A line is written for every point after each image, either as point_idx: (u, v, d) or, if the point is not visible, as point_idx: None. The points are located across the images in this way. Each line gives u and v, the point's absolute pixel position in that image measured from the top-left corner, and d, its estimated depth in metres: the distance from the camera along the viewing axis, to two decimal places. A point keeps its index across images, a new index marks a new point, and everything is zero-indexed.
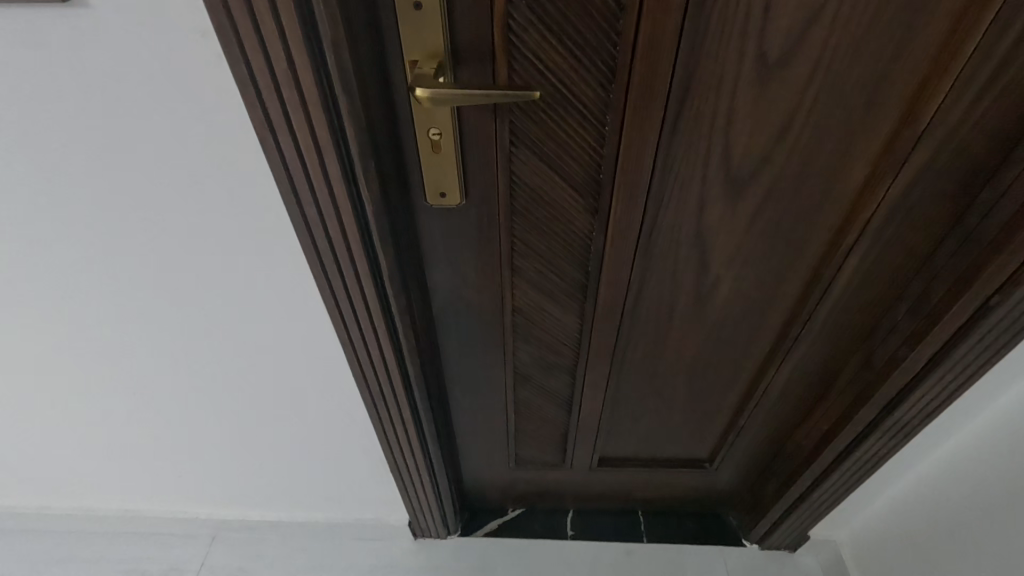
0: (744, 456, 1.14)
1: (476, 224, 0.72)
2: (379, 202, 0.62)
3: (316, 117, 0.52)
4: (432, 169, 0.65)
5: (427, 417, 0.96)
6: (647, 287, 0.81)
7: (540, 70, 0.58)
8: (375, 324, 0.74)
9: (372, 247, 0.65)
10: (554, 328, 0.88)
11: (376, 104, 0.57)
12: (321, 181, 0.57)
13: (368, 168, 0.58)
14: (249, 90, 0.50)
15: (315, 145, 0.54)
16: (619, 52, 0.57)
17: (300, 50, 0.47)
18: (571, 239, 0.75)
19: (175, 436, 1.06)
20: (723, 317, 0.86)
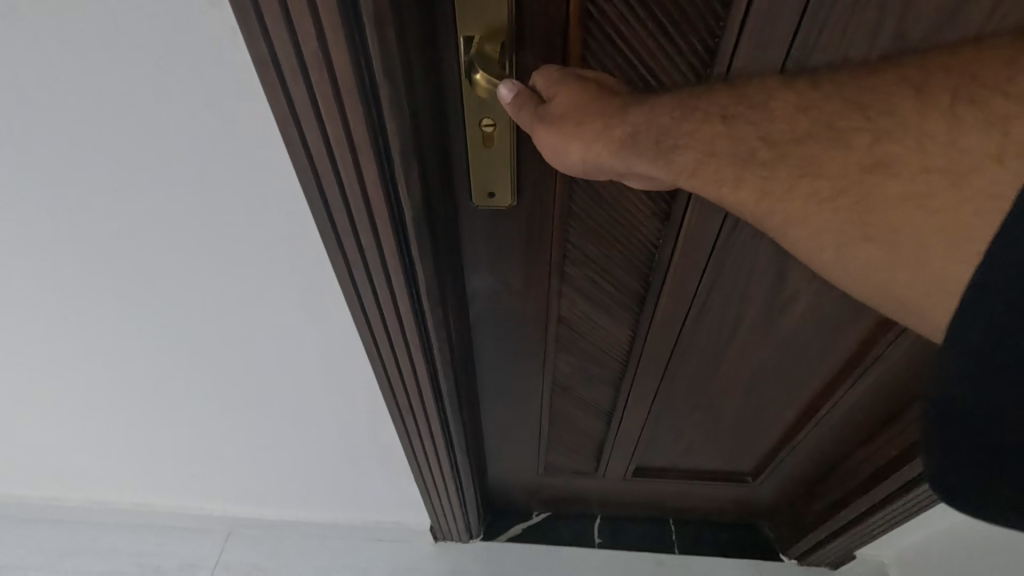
0: (790, 473, 1.07)
1: (526, 227, 0.63)
2: (423, 209, 0.51)
3: (352, 112, 0.41)
4: (481, 165, 0.55)
5: (461, 436, 0.88)
6: (713, 300, 0.71)
7: (623, 59, 0.48)
8: (410, 344, 0.64)
9: (410, 261, 0.55)
10: (601, 340, 0.80)
11: (424, 96, 0.47)
12: (356, 183, 0.46)
13: (411, 170, 0.47)
14: (269, 74, 0.39)
15: (350, 144, 0.43)
16: (725, 32, 0.45)
17: (336, 27, 0.36)
18: (635, 247, 0.65)
19: (191, 436, 1.01)
20: (793, 335, 0.77)
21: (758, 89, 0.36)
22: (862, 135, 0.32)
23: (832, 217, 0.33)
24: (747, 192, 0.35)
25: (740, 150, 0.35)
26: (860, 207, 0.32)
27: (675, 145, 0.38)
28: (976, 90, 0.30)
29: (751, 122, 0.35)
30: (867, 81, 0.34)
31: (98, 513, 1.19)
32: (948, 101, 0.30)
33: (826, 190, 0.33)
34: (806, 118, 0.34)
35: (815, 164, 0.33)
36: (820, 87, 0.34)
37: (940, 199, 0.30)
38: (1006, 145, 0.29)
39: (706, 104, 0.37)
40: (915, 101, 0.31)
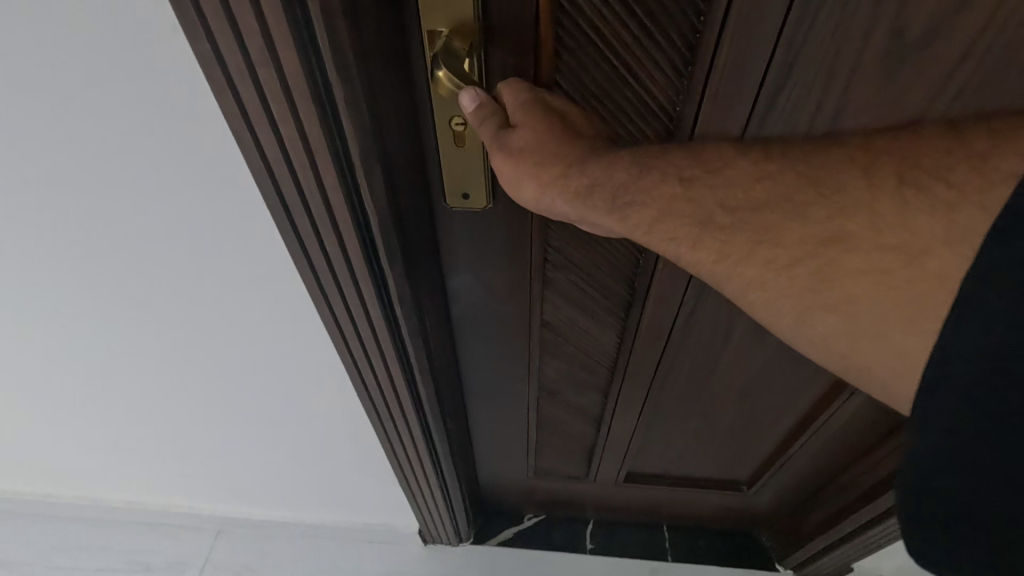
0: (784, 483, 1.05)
1: (505, 230, 0.60)
2: (390, 215, 0.49)
3: (306, 115, 0.39)
4: (455, 165, 0.53)
5: (446, 442, 0.86)
6: (702, 305, 0.68)
7: (599, 56, 0.45)
8: (383, 350, 0.62)
9: (379, 268, 0.52)
10: (588, 345, 0.77)
11: (388, 93, 0.44)
12: (315, 189, 0.44)
13: (376, 176, 0.45)
14: (216, 73, 0.36)
15: (305, 143, 0.41)
16: (704, 22, 0.42)
17: (279, 20, 0.33)
18: (619, 252, 0.62)
19: (177, 436, 1.00)
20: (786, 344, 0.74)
21: (712, 152, 0.37)
22: (819, 210, 0.33)
23: (794, 287, 0.34)
24: (705, 253, 0.36)
25: (698, 213, 0.36)
26: (822, 278, 0.33)
27: (631, 202, 0.38)
28: (922, 177, 0.31)
29: (708, 188, 0.36)
30: (815, 157, 0.34)
31: (89, 509, 1.19)
32: (894, 184, 0.31)
33: (782, 261, 0.34)
34: (761, 188, 0.35)
35: (771, 233, 0.34)
36: (774, 159, 0.35)
37: (900, 276, 0.32)
38: (952, 231, 0.30)
39: (663, 164, 0.38)
40: (862, 181, 0.32)
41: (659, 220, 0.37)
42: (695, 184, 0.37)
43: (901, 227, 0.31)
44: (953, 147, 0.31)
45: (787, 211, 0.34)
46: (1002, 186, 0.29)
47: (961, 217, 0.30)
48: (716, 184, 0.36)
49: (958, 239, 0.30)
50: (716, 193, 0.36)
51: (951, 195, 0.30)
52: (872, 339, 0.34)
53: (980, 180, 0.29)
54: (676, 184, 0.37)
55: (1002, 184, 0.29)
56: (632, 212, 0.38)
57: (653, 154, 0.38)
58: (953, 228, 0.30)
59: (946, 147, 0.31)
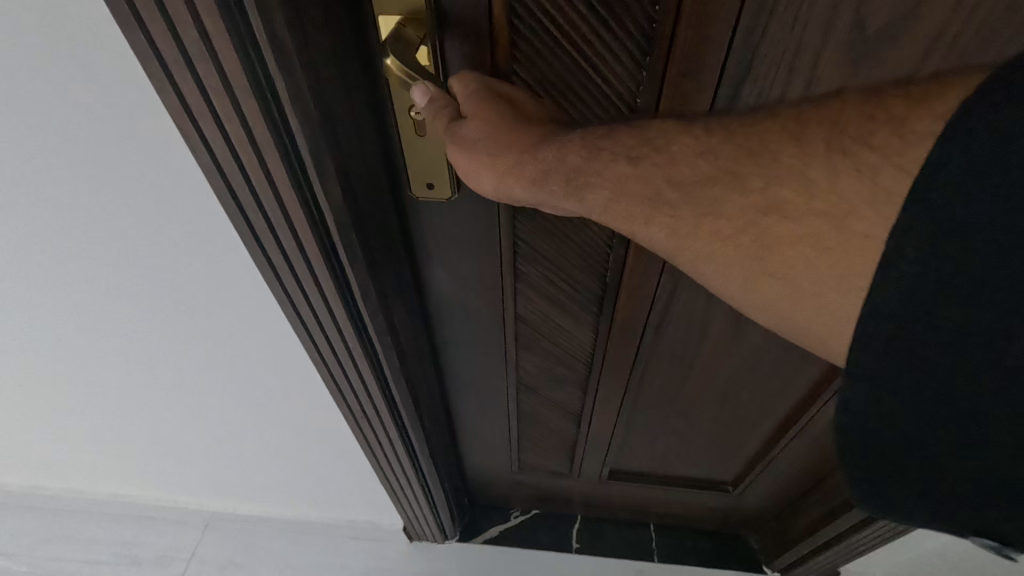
0: (770, 485, 1.03)
1: (473, 224, 0.60)
2: (348, 214, 0.48)
3: (250, 111, 0.38)
4: (418, 156, 0.52)
5: (423, 440, 0.85)
6: (677, 301, 0.67)
7: (556, 44, 0.44)
8: (350, 349, 0.61)
9: (340, 268, 0.52)
10: (564, 341, 0.77)
11: (340, 88, 0.43)
12: (267, 187, 0.43)
13: (328, 175, 0.44)
14: (153, 66, 0.35)
15: (251, 141, 0.40)
16: (660, 15, 0.41)
17: (212, 11, 0.32)
18: (588, 246, 0.62)
19: (156, 438, 0.99)
20: (765, 344, 0.73)
21: (655, 131, 0.36)
22: (755, 179, 0.32)
23: (740, 265, 0.33)
24: (657, 228, 0.36)
25: (649, 189, 0.36)
26: (768, 240, 0.32)
27: (586, 183, 0.39)
28: (848, 143, 0.29)
29: (656, 165, 0.36)
30: (751, 128, 0.33)
31: (82, 504, 1.21)
32: (824, 152, 0.30)
33: (727, 231, 0.33)
34: (704, 163, 0.34)
35: (715, 203, 0.33)
36: (714, 133, 0.34)
37: (831, 239, 0.30)
38: (880, 193, 0.28)
39: (612, 145, 0.38)
40: (795, 149, 0.31)
41: (610, 201, 0.38)
42: (644, 163, 0.36)
43: (827, 193, 0.30)
44: (875, 113, 0.29)
45: (730, 180, 0.33)
46: (918, 148, 0.27)
47: (882, 177, 0.28)
48: (662, 162, 0.35)
49: (883, 201, 0.28)
50: (663, 170, 0.35)
51: (871, 159, 0.28)
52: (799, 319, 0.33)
53: (899, 144, 0.28)
54: (626, 162, 0.37)
55: (918, 146, 0.27)
56: (585, 192, 0.39)
57: (605, 135, 0.38)
58: (876, 189, 0.28)
59: (868, 113, 0.30)
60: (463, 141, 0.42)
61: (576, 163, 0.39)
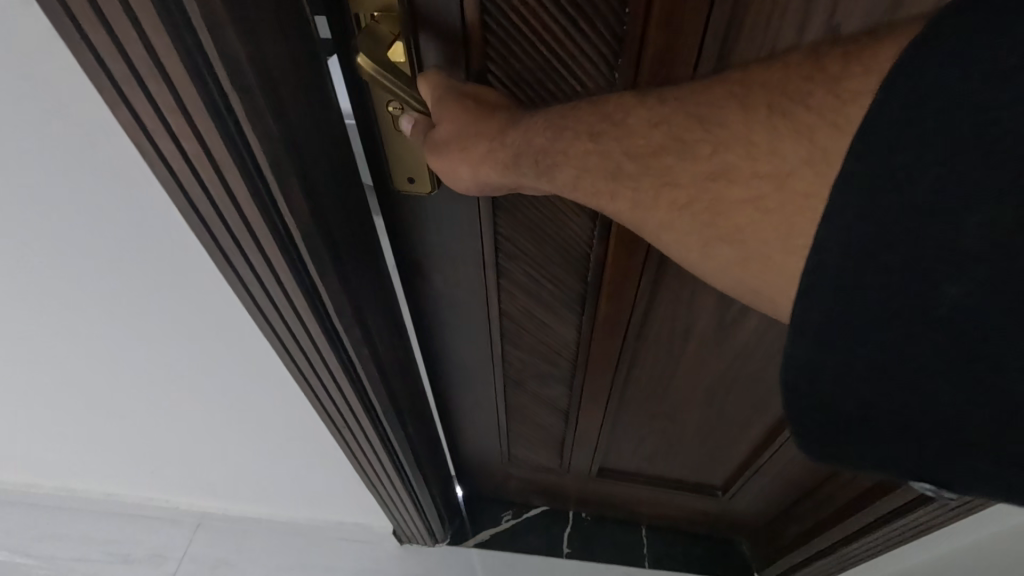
0: (761, 492, 1.03)
1: (454, 220, 0.60)
2: (319, 233, 0.46)
3: (207, 132, 0.35)
4: (397, 149, 0.53)
5: (408, 448, 0.85)
6: (659, 302, 0.68)
7: (527, 42, 0.44)
8: (328, 364, 0.60)
9: (311, 286, 0.49)
10: (548, 337, 0.78)
11: (306, 105, 0.41)
12: (233, 209, 0.41)
13: (295, 197, 0.42)
14: (101, 80, 0.33)
15: (209, 158, 0.37)
16: (628, 14, 0.41)
17: (156, 24, 0.30)
18: (568, 244, 0.62)
19: (142, 437, 0.99)
20: (750, 349, 0.73)
21: (611, 104, 0.38)
22: (702, 146, 0.33)
23: (690, 243, 0.35)
24: (621, 203, 0.37)
25: (608, 164, 0.37)
26: (719, 212, 0.32)
27: (553, 163, 0.40)
28: (790, 106, 0.30)
29: (615, 141, 0.37)
30: (701, 94, 0.34)
31: (74, 502, 1.21)
32: (764, 117, 0.31)
33: (682, 200, 0.34)
34: (658, 134, 0.35)
35: (668, 174, 0.34)
36: (666, 103, 0.35)
37: (772, 201, 0.30)
38: (813, 152, 0.29)
39: (574, 121, 0.39)
40: (740, 114, 0.31)
41: (577, 177, 0.39)
42: (603, 139, 0.38)
43: (769, 154, 0.30)
44: (814, 74, 0.30)
45: (680, 151, 0.34)
46: (853, 104, 0.28)
47: (818, 136, 0.29)
48: (620, 135, 0.37)
49: (820, 160, 0.28)
50: (623, 143, 0.37)
51: (807, 119, 0.29)
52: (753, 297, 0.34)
53: (832, 101, 0.28)
54: (585, 138, 0.38)
55: (859, 101, 0.27)
56: (553, 169, 0.40)
57: (565, 113, 0.40)
58: (814, 150, 0.29)
59: (808, 74, 0.30)
60: (438, 148, 0.45)
61: (540, 144, 0.40)
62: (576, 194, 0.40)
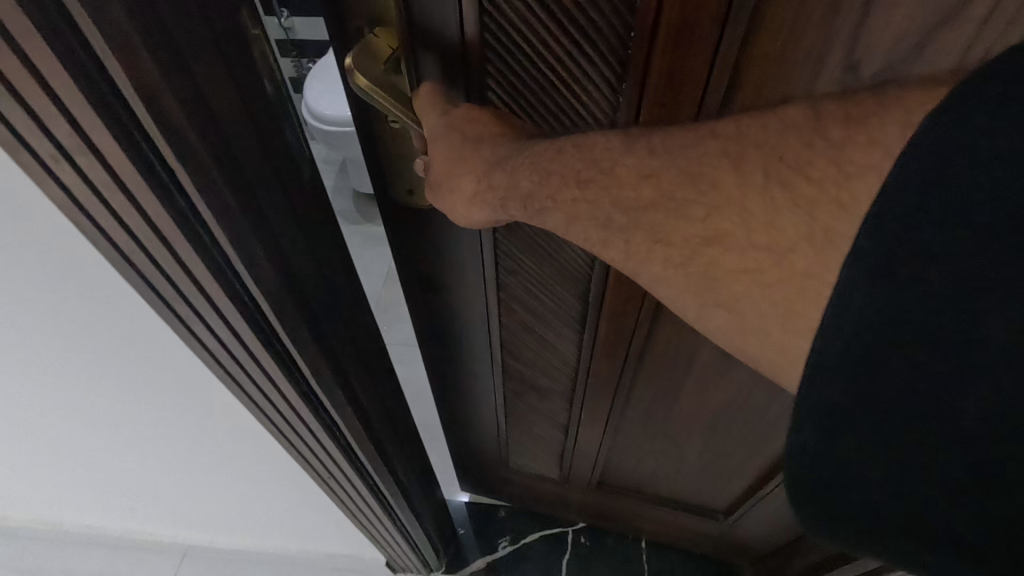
0: (763, 527, 0.99)
1: (453, 241, 0.59)
2: (284, 289, 0.43)
3: (153, 209, 0.33)
4: (395, 166, 0.52)
5: (397, 487, 0.82)
6: (659, 329, 0.66)
7: (529, 67, 0.43)
8: (305, 423, 0.56)
9: (281, 351, 0.47)
10: (547, 355, 0.77)
11: (262, 160, 0.38)
12: (185, 277, 0.37)
13: (255, 259, 0.39)
14: (26, 163, 0.30)
15: (157, 235, 0.34)
16: (633, 46, 0.40)
17: (87, 108, 0.27)
18: (569, 268, 0.61)
19: (111, 486, 0.93)
20: (749, 384, 0.70)
21: (598, 150, 0.37)
22: (696, 210, 0.34)
23: (689, 286, 0.36)
24: (614, 251, 0.38)
25: (598, 213, 0.37)
26: (715, 270, 0.34)
27: (542, 207, 0.40)
28: (786, 172, 0.31)
29: (604, 189, 0.37)
30: (694, 147, 0.34)
31: (46, 547, 1.16)
32: (763, 180, 0.32)
33: (677, 259, 0.35)
34: (649, 186, 0.35)
35: (664, 233, 0.35)
36: (656, 155, 0.35)
37: (771, 274, 0.32)
38: (814, 229, 0.30)
39: (559, 167, 0.38)
40: (733, 176, 0.32)
41: (571, 224, 0.39)
42: (591, 187, 0.37)
43: (766, 227, 0.32)
44: (814, 139, 0.31)
45: (672, 210, 0.34)
46: (855, 182, 0.29)
47: (819, 215, 0.30)
48: (609, 184, 0.36)
49: (821, 239, 0.30)
50: (613, 192, 0.36)
51: (811, 192, 0.30)
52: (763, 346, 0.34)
53: (836, 176, 0.30)
54: (574, 186, 0.38)
55: (862, 178, 0.29)
56: (546, 219, 0.40)
57: (550, 157, 0.38)
58: (816, 228, 0.30)
59: (807, 138, 0.31)
60: (436, 182, 0.45)
61: (527, 189, 0.39)
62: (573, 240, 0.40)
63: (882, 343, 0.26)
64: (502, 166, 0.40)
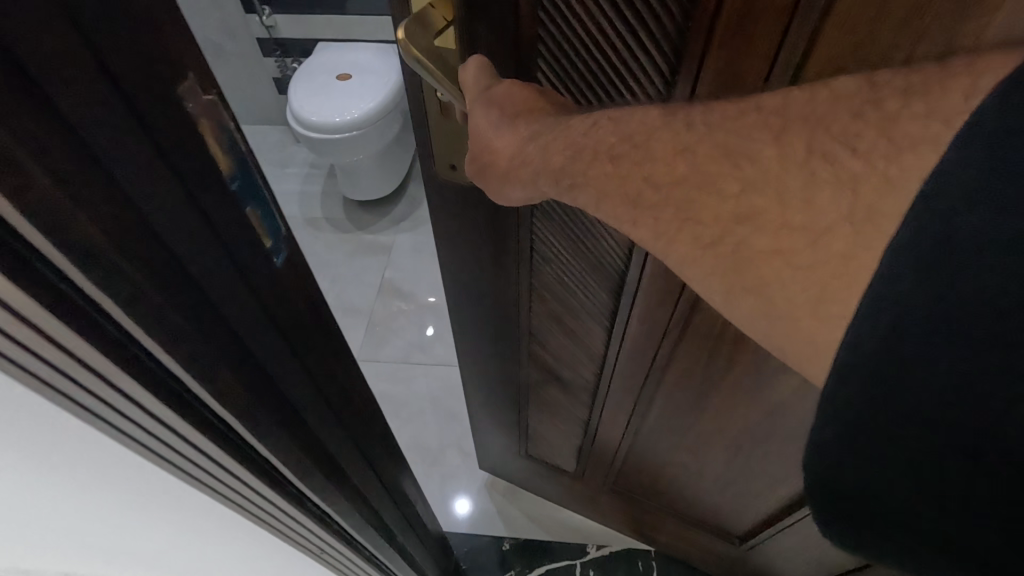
0: (779, 559, 0.95)
1: (488, 221, 0.60)
2: (261, 400, 0.36)
3: (74, 342, 0.24)
4: (441, 135, 0.53)
5: (400, 557, 0.74)
6: (689, 339, 0.64)
7: (582, 38, 0.42)
8: (290, 536, 0.47)
9: (262, 462, 0.38)
10: (573, 346, 0.78)
11: (224, 260, 0.30)
12: (144, 416, 0.30)
13: (221, 377, 0.32)
14: None
15: (88, 368, 0.26)
16: (693, 17, 0.37)
17: None
18: (606, 258, 0.60)
19: None
20: (775, 411, 0.67)
21: (634, 125, 0.35)
22: (730, 184, 0.31)
23: (721, 263, 0.32)
24: (643, 230, 0.35)
25: (629, 189, 0.35)
26: (743, 259, 0.31)
27: (572, 183, 0.38)
28: (832, 145, 0.29)
29: (636, 163, 0.35)
30: (739, 121, 0.32)
31: None
32: (804, 152, 0.30)
33: (706, 238, 0.32)
34: (683, 162, 0.33)
35: (692, 209, 0.33)
36: (693, 128, 0.33)
37: (804, 255, 0.30)
38: (859, 207, 0.28)
39: (595, 138, 0.36)
40: (773, 149, 0.31)
41: (599, 200, 0.37)
42: (623, 160, 0.35)
43: (804, 205, 0.30)
44: (866, 111, 0.29)
45: (705, 185, 0.32)
46: (906, 154, 0.28)
47: (863, 191, 0.28)
48: (642, 157, 0.34)
49: (863, 218, 0.28)
50: (643, 166, 0.34)
51: (860, 170, 0.29)
52: (784, 337, 0.32)
53: (887, 148, 0.28)
54: (607, 161, 0.36)
55: (915, 148, 0.27)
56: (573, 194, 0.38)
57: (585, 130, 0.37)
58: (859, 204, 0.28)
59: (858, 109, 0.29)
60: (475, 158, 0.45)
61: (559, 163, 0.39)
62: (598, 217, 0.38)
63: (879, 351, 0.26)
64: (542, 132, 0.40)
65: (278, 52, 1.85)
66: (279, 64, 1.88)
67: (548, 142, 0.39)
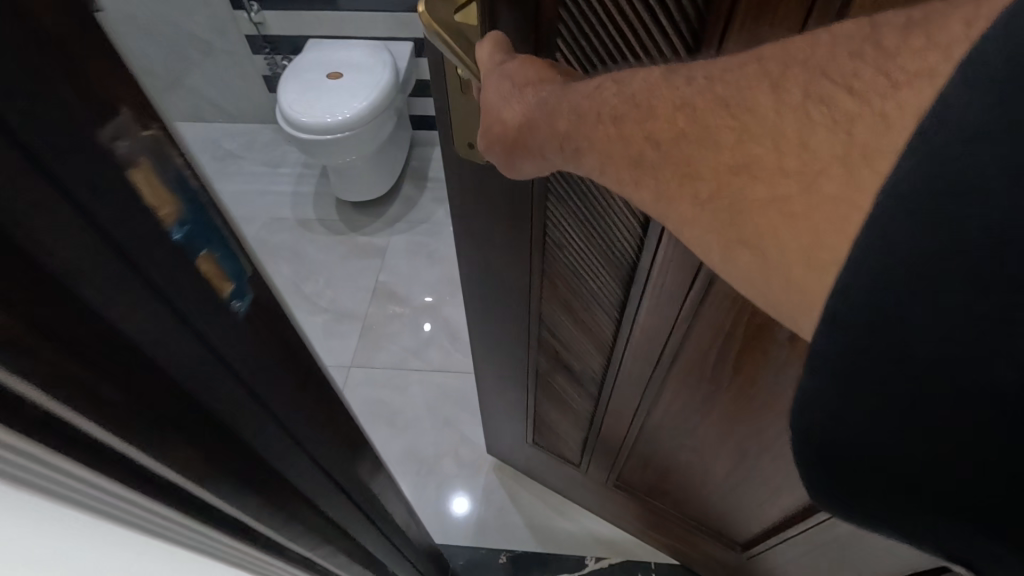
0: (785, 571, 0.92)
1: (501, 205, 0.60)
2: (226, 460, 0.34)
3: None
4: (459, 111, 0.53)
5: None
6: (695, 334, 0.63)
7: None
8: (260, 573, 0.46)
9: (219, 512, 0.37)
10: (581, 335, 0.78)
11: (169, 313, 0.27)
12: (75, 483, 0.28)
13: (162, 438, 0.30)
14: None
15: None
16: None
17: None
18: (614, 241, 0.59)
19: None
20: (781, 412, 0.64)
21: (638, 84, 0.36)
22: (726, 134, 0.31)
23: (716, 219, 0.32)
24: (645, 191, 0.36)
25: (632, 150, 0.36)
26: (734, 211, 0.31)
27: (578, 147, 0.39)
28: (828, 88, 0.28)
29: (638, 123, 0.35)
30: (737, 71, 0.31)
31: None
32: (799, 95, 0.29)
33: (704, 193, 0.32)
34: (682, 119, 0.33)
35: (688, 164, 0.33)
36: (693, 83, 0.33)
37: (797, 203, 0.29)
38: (852, 154, 0.27)
39: (603, 97, 0.37)
40: (770, 97, 0.30)
41: (604, 162, 0.38)
42: (626, 120, 0.36)
43: (798, 150, 0.29)
44: (864, 49, 0.28)
45: (701, 138, 0.32)
46: (904, 92, 0.26)
47: (857, 131, 0.27)
48: (643, 114, 0.35)
49: (855, 155, 0.27)
50: (644, 123, 0.35)
51: (853, 107, 0.27)
52: (774, 299, 0.31)
53: (884, 85, 0.27)
54: (611, 124, 0.37)
55: (909, 85, 0.26)
56: (581, 159, 0.40)
57: (590, 92, 0.38)
58: (852, 146, 0.27)
59: (856, 49, 0.28)
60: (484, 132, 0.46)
61: (566, 129, 0.39)
62: (603, 182, 0.39)
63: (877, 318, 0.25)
64: (547, 92, 0.40)
65: (268, 50, 1.85)
66: (269, 62, 1.88)
67: (555, 108, 0.40)
